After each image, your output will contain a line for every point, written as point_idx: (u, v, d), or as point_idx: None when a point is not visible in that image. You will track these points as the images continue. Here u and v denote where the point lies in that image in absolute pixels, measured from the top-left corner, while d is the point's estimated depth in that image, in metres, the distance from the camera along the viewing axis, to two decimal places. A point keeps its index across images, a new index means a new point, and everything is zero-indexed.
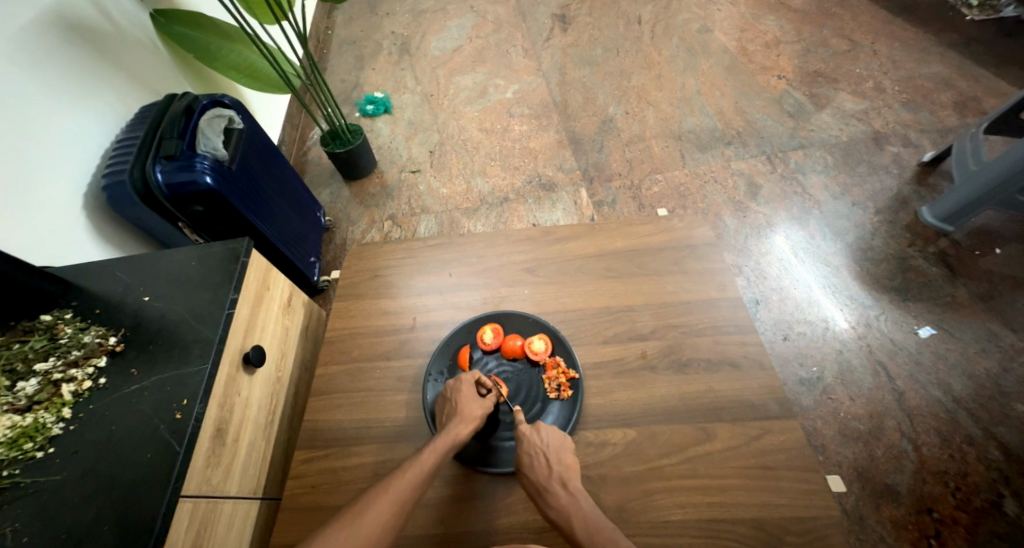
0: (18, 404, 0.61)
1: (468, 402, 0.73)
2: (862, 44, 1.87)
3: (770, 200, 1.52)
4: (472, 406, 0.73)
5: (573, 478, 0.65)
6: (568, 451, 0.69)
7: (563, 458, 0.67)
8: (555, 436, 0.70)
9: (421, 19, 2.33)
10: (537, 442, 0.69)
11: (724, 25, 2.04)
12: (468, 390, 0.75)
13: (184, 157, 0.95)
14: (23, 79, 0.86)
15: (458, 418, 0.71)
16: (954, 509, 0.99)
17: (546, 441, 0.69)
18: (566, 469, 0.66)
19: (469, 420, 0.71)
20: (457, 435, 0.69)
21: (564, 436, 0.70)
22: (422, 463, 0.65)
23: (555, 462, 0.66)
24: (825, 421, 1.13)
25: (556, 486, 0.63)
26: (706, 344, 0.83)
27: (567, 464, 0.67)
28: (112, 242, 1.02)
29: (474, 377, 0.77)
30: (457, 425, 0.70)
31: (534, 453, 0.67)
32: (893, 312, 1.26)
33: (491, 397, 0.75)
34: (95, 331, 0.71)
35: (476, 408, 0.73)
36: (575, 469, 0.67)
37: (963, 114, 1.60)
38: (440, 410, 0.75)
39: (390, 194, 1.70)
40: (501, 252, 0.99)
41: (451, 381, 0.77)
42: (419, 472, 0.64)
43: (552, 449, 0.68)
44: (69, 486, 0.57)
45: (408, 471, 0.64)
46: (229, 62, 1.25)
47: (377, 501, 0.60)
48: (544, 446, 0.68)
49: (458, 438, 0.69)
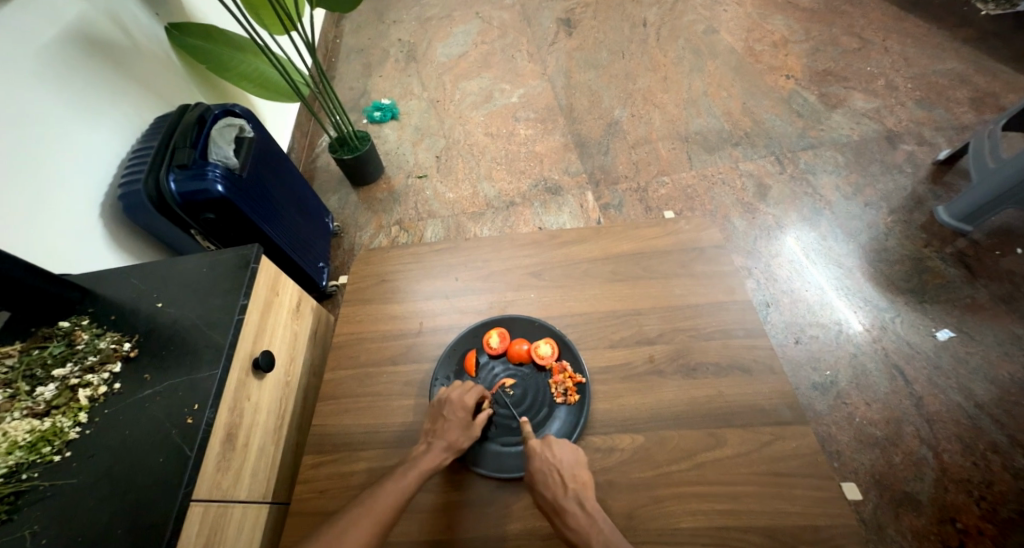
0: (36, 409, 0.63)
1: (455, 430, 0.72)
2: (872, 41, 1.84)
3: (780, 201, 1.50)
4: (456, 434, 0.72)
5: (589, 496, 0.64)
6: (582, 466, 0.68)
7: (577, 475, 0.66)
8: (568, 451, 0.69)
9: (428, 26, 2.35)
10: (551, 459, 0.68)
11: (730, 25, 2.03)
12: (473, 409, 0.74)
13: (196, 166, 0.97)
14: (44, 93, 0.89)
15: (442, 443, 0.71)
16: (978, 519, 0.96)
17: (559, 457, 0.68)
18: (582, 488, 0.65)
19: (451, 450, 0.71)
20: (440, 460, 0.69)
21: (577, 451, 0.70)
22: (403, 484, 0.66)
23: (570, 480, 0.65)
24: (841, 426, 1.10)
25: (573, 506, 0.63)
26: (716, 347, 0.81)
27: (582, 481, 0.66)
28: (128, 249, 1.05)
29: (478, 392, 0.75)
30: (438, 453, 0.70)
31: (548, 470, 0.67)
32: (910, 314, 1.23)
33: (481, 421, 0.73)
34: (111, 337, 0.72)
35: (463, 436, 0.72)
36: (590, 486, 0.66)
37: (979, 111, 1.56)
38: (428, 424, 0.74)
39: (398, 200, 1.71)
40: (506, 256, 0.99)
41: (449, 395, 0.74)
42: (399, 497, 0.64)
43: (566, 465, 0.67)
44: (85, 489, 0.58)
45: (390, 490, 0.65)
46: (239, 73, 1.28)
47: (356, 524, 0.61)
48: (558, 462, 0.67)
49: (441, 463, 0.69)
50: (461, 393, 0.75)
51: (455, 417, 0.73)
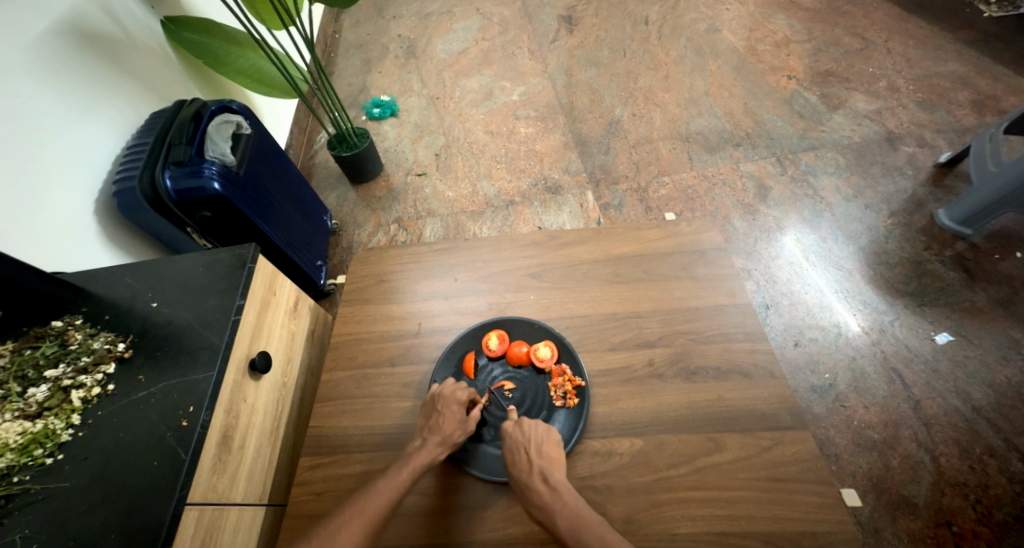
0: (28, 410, 0.62)
1: (450, 424, 0.72)
2: (874, 42, 1.83)
3: (780, 202, 1.50)
4: (453, 429, 0.72)
5: (555, 471, 0.66)
6: (552, 443, 0.70)
7: (545, 451, 0.68)
8: (536, 428, 0.71)
9: (428, 21, 2.33)
10: (518, 437, 0.70)
11: (732, 24, 2.01)
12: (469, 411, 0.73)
13: (192, 164, 0.95)
14: (36, 87, 0.87)
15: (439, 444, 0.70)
16: (974, 522, 0.96)
17: (528, 434, 0.71)
18: (548, 463, 0.67)
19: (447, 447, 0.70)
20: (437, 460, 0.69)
21: (547, 428, 0.71)
22: (396, 483, 0.66)
23: (536, 457, 0.68)
24: (839, 429, 1.11)
25: (538, 483, 0.65)
26: (716, 351, 0.81)
27: (549, 457, 0.68)
28: (122, 247, 1.03)
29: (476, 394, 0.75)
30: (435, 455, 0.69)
31: (516, 449, 0.69)
32: (909, 317, 1.23)
33: (476, 414, 0.74)
34: (104, 337, 0.71)
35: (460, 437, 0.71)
36: (557, 461, 0.68)
37: (980, 113, 1.56)
38: (421, 420, 0.74)
39: (397, 197, 1.70)
40: (506, 257, 0.98)
41: (442, 391, 0.75)
42: (391, 497, 0.65)
43: (534, 442, 0.69)
44: (78, 493, 0.57)
45: (381, 492, 0.65)
46: (236, 68, 1.26)
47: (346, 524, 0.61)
48: (525, 440, 0.70)
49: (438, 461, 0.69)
50: (454, 388, 0.75)
51: (452, 418, 0.72)
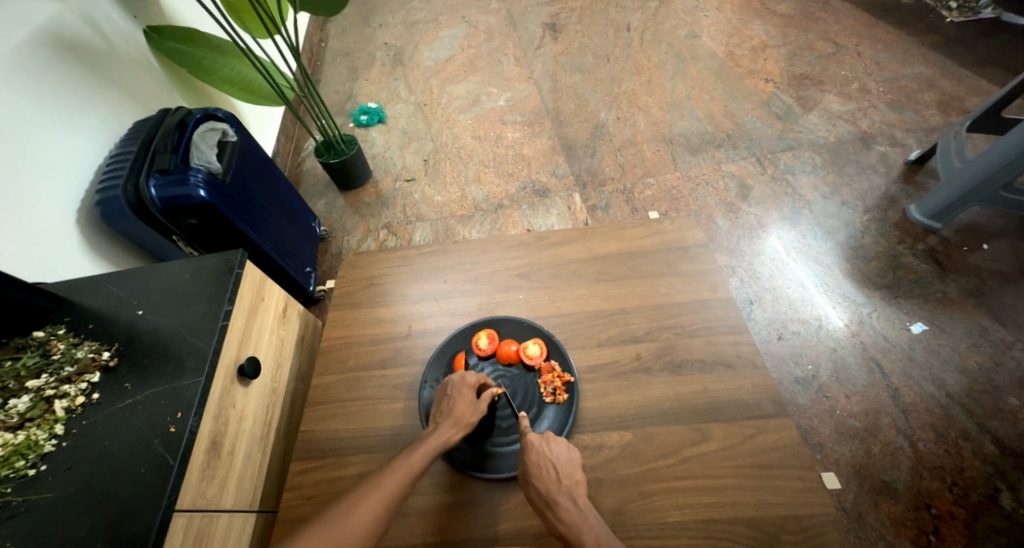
0: (9, 421, 0.61)
1: (462, 405, 0.74)
2: (846, 46, 1.90)
3: (761, 201, 1.54)
4: (464, 409, 0.73)
5: (582, 494, 0.66)
6: (577, 466, 0.69)
7: (571, 472, 0.67)
8: (564, 449, 0.70)
9: (414, 29, 2.35)
10: (547, 454, 0.69)
11: (711, 30, 2.07)
12: (466, 393, 0.75)
13: (177, 172, 0.95)
14: (17, 98, 0.87)
15: (450, 421, 0.72)
16: (951, 504, 0.99)
17: (556, 454, 0.69)
18: (575, 485, 0.66)
19: (458, 426, 0.72)
20: (448, 438, 0.70)
21: (572, 450, 0.70)
22: (413, 462, 0.66)
23: (564, 477, 0.66)
24: (822, 419, 1.13)
25: (566, 501, 0.64)
26: (700, 344, 0.83)
27: (576, 480, 0.67)
28: (106, 256, 1.03)
29: (481, 379, 0.77)
30: (445, 431, 0.71)
31: (542, 464, 0.68)
32: (886, 309, 1.27)
33: (487, 398, 0.75)
34: (88, 346, 0.71)
35: (470, 413, 0.73)
36: (583, 485, 0.67)
37: (946, 113, 1.63)
38: (435, 407, 0.76)
39: (386, 203, 1.71)
40: (494, 259, 1.00)
41: (452, 378, 0.77)
42: (409, 474, 0.65)
43: (561, 463, 0.68)
44: (62, 503, 0.56)
45: (397, 470, 0.65)
46: (221, 76, 1.26)
47: (367, 500, 0.62)
48: (553, 458, 0.69)
49: (450, 440, 0.70)
50: (463, 374, 0.77)
51: (465, 400, 0.74)
